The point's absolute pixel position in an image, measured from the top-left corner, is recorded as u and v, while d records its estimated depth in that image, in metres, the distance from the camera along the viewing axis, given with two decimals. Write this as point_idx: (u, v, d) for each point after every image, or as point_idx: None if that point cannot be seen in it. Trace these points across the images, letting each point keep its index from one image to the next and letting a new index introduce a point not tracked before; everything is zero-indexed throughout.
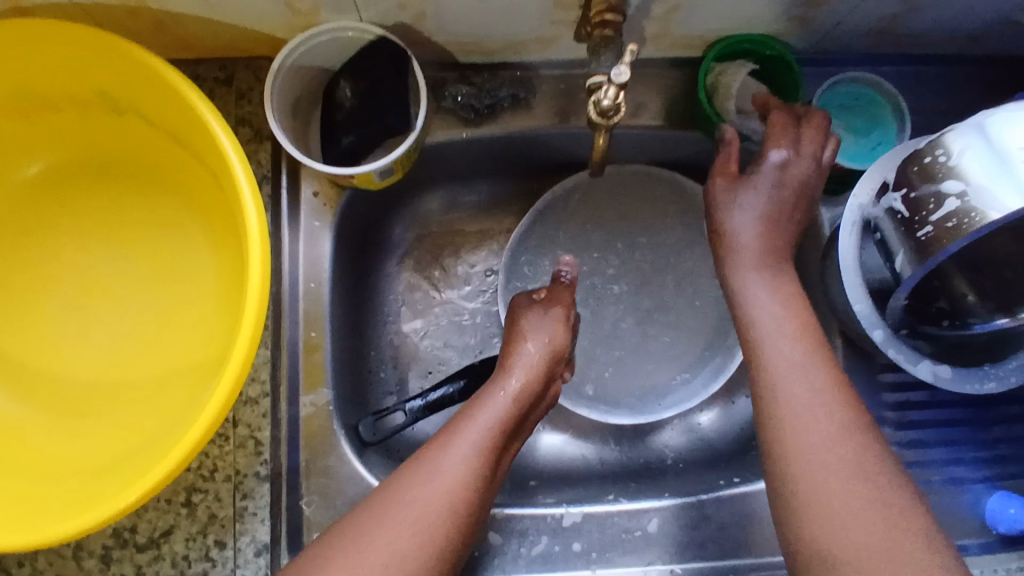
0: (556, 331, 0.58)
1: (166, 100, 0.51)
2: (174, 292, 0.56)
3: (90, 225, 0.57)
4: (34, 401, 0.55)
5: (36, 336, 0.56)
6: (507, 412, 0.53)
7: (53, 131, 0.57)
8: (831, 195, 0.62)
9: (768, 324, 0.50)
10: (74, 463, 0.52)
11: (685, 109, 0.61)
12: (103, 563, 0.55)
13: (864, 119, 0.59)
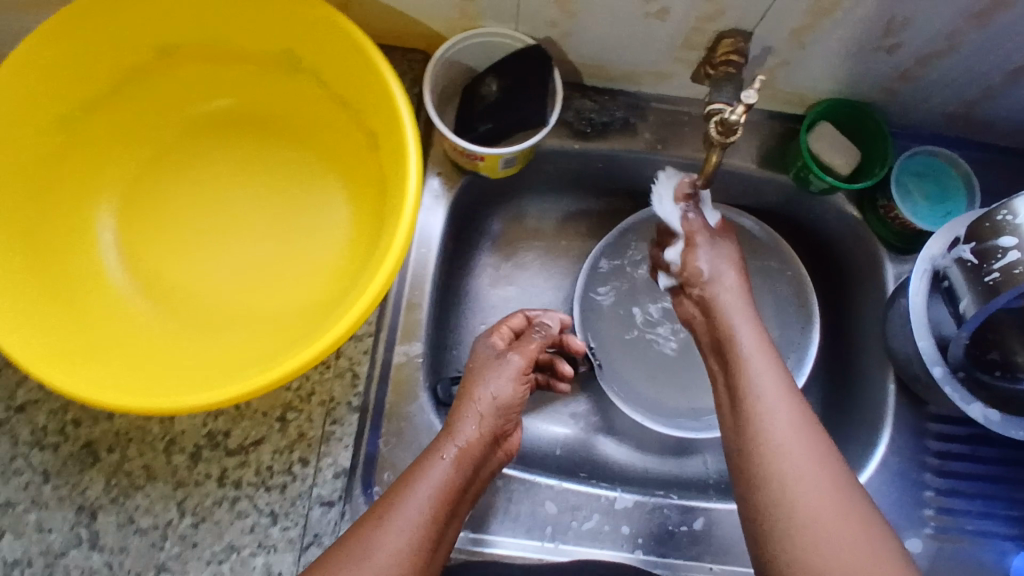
0: (507, 388, 0.57)
1: (349, 68, 0.59)
2: (303, 233, 0.63)
3: (244, 164, 0.65)
4: (164, 304, 0.60)
5: (173, 247, 0.62)
6: (451, 474, 0.51)
7: (230, 79, 0.65)
8: (900, 252, 0.67)
9: (751, 360, 0.54)
10: (187, 363, 0.57)
11: (778, 156, 0.69)
12: (191, 459, 0.59)
13: (936, 185, 0.66)
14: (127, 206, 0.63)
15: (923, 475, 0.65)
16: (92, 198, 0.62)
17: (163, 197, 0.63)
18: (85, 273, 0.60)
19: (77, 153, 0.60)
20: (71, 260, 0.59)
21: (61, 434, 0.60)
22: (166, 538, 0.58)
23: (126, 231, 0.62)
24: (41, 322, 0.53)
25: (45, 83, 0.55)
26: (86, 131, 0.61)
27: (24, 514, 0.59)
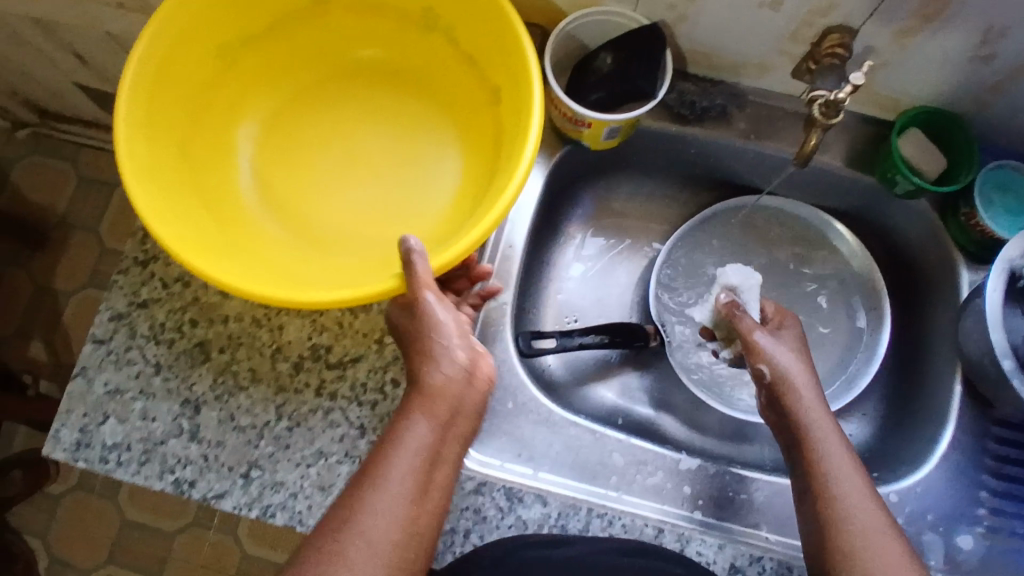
0: (452, 337, 0.56)
1: (484, 29, 0.62)
2: (419, 178, 0.68)
3: (374, 110, 0.70)
4: (286, 224, 0.66)
5: (303, 176, 0.68)
6: (426, 432, 0.52)
7: (371, 30, 0.69)
8: (976, 259, 0.70)
9: (827, 458, 0.56)
10: (304, 276, 0.62)
11: (865, 156, 0.73)
12: (294, 368, 0.64)
13: (1017, 199, 0.69)
14: (265, 130, 0.69)
15: (981, 474, 0.67)
16: (237, 117, 0.68)
17: (297, 126, 0.69)
18: (222, 181, 0.66)
19: (229, 76, 0.67)
20: (211, 167, 0.66)
21: (177, 332, 0.65)
22: (262, 437, 0.62)
23: (261, 151, 0.69)
24: (181, 213, 0.59)
25: (215, 7, 0.61)
26: (241, 58, 0.67)
27: (132, 401, 0.64)
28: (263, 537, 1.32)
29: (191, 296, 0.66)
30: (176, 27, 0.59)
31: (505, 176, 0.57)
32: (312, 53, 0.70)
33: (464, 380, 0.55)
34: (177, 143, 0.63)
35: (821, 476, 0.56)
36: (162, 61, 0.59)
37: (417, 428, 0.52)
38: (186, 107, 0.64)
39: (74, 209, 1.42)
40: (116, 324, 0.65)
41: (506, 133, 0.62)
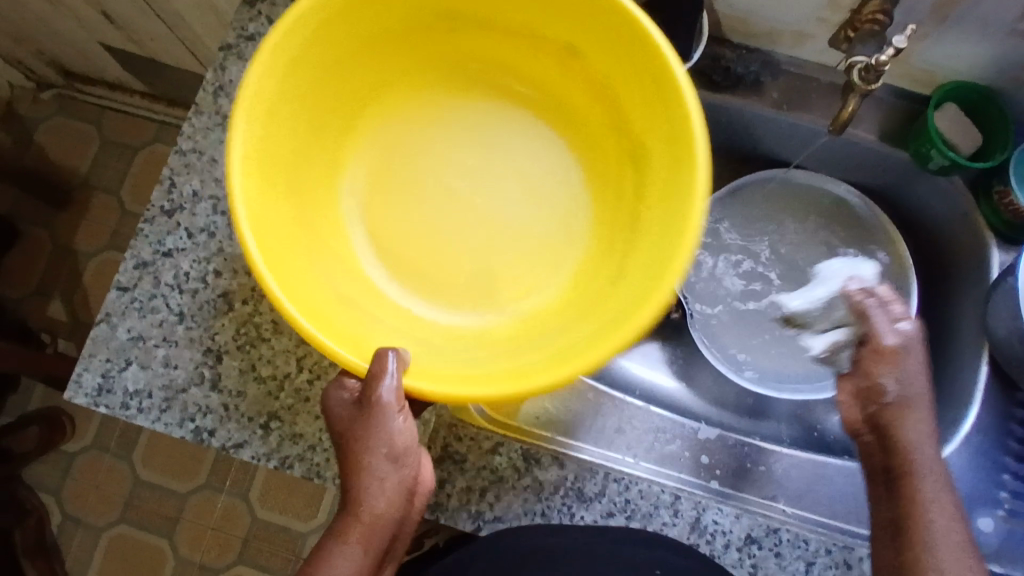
0: (391, 449, 0.49)
1: (628, 73, 0.55)
2: (547, 219, 0.63)
3: (485, 147, 0.64)
4: (388, 275, 0.63)
5: (406, 218, 0.63)
6: (361, 552, 0.49)
7: (518, 63, 0.64)
8: (1009, 240, 0.69)
9: (923, 510, 0.51)
10: (416, 343, 0.58)
11: (900, 133, 0.71)
12: None
13: None
14: (404, 162, 0.64)
15: (1002, 457, 0.66)
16: (349, 141, 0.63)
17: (398, 153, 0.64)
18: (323, 215, 0.61)
19: (347, 105, 0.61)
20: (314, 197, 0.61)
21: (201, 282, 0.65)
22: (282, 389, 0.62)
23: (369, 199, 0.64)
24: (299, 267, 0.54)
25: (360, 23, 0.55)
26: (358, 81, 0.60)
27: (155, 348, 0.64)
28: (273, 502, 1.33)
29: (216, 247, 0.66)
30: (290, 60, 0.51)
31: (652, 264, 0.51)
32: (442, 73, 0.65)
33: (395, 494, 0.50)
34: (294, 174, 0.57)
35: (917, 536, 0.50)
36: (268, 97, 0.51)
37: (337, 546, 0.49)
38: (308, 137, 0.58)
39: (96, 171, 1.42)
40: (141, 272, 0.66)
41: (647, 198, 0.56)
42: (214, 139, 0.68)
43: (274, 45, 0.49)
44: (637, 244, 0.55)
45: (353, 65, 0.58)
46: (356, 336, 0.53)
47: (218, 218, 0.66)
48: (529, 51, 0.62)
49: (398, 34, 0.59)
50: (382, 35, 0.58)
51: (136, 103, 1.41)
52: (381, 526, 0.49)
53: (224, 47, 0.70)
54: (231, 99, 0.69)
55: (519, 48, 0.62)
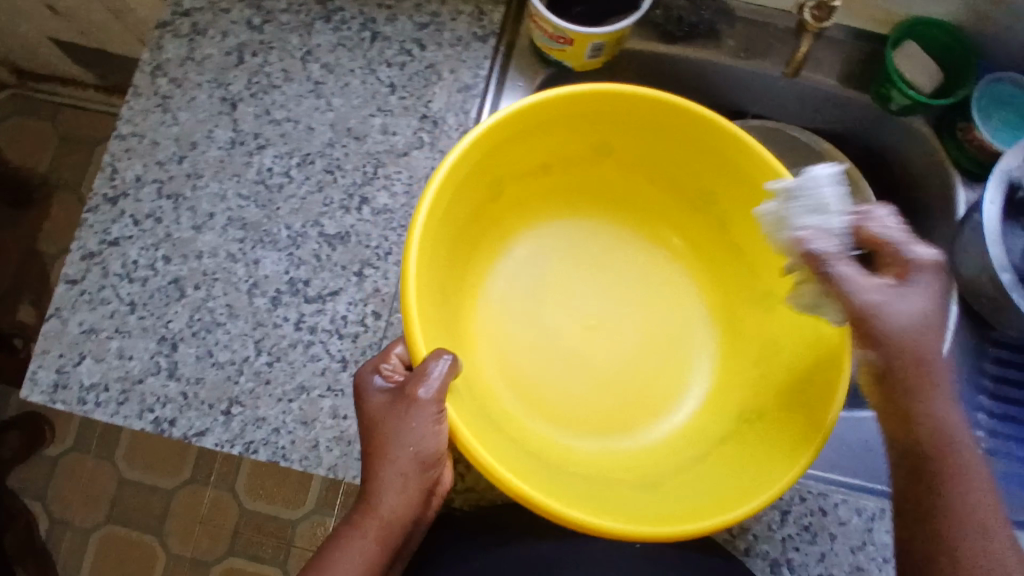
0: (408, 449, 0.52)
1: (726, 175, 0.66)
2: (665, 356, 0.73)
3: (583, 257, 0.75)
4: (528, 406, 0.69)
5: (544, 351, 0.71)
6: (375, 539, 0.53)
7: (631, 191, 0.75)
8: (973, 178, 0.68)
9: (950, 490, 0.45)
10: (617, 484, 0.62)
11: (862, 76, 0.70)
12: (271, 303, 0.62)
13: (1017, 114, 0.67)
14: (517, 285, 0.73)
15: (978, 396, 0.66)
16: (500, 270, 0.73)
17: (562, 284, 0.74)
18: (474, 343, 0.70)
19: (490, 217, 0.71)
20: (468, 330, 0.70)
21: (151, 269, 0.63)
22: (242, 373, 0.61)
23: (503, 299, 0.73)
24: (485, 435, 0.58)
25: (504, 143, 0.63)
26: (504, 200, 0.72)
27: (107, 341, 0.62)
28: (260, 492, 1.32)
29: (164, 233, 0.64)
30: (445, 194, 0.57)
31: (817, 364, 0.59)
32: (580, 213, 0.76)
33: (405, 492, 0.53)
34: (472, 315, 0.71)
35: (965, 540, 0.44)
36: (432, 238, 0.58)
37: (353, 538, 0.53)
38: (450, 271, 0.66)
39: (55, 170, 1.38)
40: (88, 263, 0.63)
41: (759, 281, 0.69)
42: (155, 120, 0.66)
43: (427, 211, 0.54)
44: (777, 359, 0.66)
45: (504, 209, 0.73)
46: (550, 489, 0.57)
47: (163, 201, 0.64)
48: (631, 178, 0.74)
49: (557, 166, 0.72)
50: (525, 171, 0.71)
51: (92, 97, 1.37)
52: (389, 522, 0.53)
53: (159, 25, 0.67)
54: (168, 78, 0.66)
55: (648, 179, 0.74)
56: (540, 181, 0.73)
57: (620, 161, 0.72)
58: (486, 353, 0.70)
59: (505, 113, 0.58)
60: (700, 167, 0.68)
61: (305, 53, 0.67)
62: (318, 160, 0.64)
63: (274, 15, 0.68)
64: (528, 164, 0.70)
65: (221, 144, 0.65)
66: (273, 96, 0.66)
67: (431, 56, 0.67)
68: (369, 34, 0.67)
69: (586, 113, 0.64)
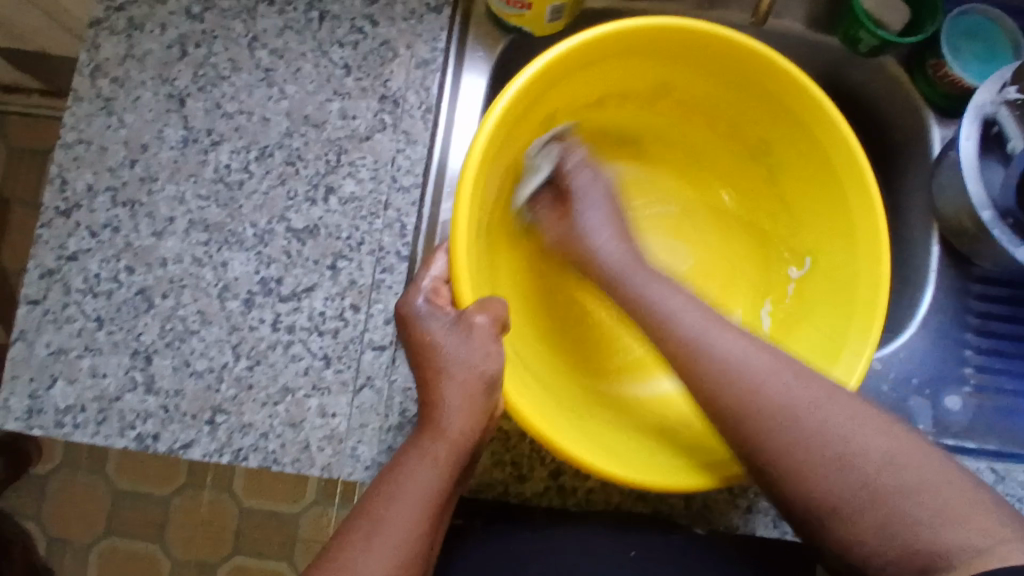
0: (474, 369, 0.54)
1: (781, 122, 0.65)
2: None
3: (621, 190, 0.77)
4: (555, 337, 0.70)
5: (563, 279, 0.73)
6: (442, 472, 0.51)
7: (679, 135, 0.76)
8: (944, 114, 0.67)
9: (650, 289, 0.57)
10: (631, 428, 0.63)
11: (829, 18, 0.68)
12: (245, 305, 0.60)
13: (984, 46, 0.66)
14: None
15: (964, 333, 0.66)
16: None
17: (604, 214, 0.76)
18: (535, 265, 0.72)
19: None
20: (530, 254, 0.72)
21: (115, 282, 0.60)
22: (222, 380, 0.59)
23: None
24: (528, 390, 0.58)
25: (552, 90, 0.62)
26: None
27: (78, 360, 0.60)
28: (259, 490, 1.31)
29: (124, 243, 0.61)
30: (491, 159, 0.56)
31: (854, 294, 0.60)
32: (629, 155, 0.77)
33: (475, 413, 0.53)
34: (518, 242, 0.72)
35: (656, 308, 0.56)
36: (477, 202, 0.56)
37: (421, 463, 0.51)
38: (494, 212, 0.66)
39: (9, 184, 1.33)
40: (48, 282, 0.60)
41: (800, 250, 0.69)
42: (100, 124, 0.62)
43: (475, 160, 0.53)
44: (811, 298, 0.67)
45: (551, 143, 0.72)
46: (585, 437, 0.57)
47: (119, 210, 0.61)
48: (687, 121, 0.74)
49: (609, 101, 0.70)
50: (579, 108, 0.70)
51: (38, 104, 1.29)
52: (459, 447, 0.52)
53: (92, 22, 0.64)
54: (110, 79, 0.63)
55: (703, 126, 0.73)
56: (590, 116, 0.71)
57: (677, 102, 0.71)
58: (534, 276, 0.72)
59: (555, 52, 0.55)
60: (760, 114, 0.66)
61: (252, 40, 0.64)
62: (277, 152, 0.62)
63: (214, 2, 0.64)
64: (584, 100, 0.68)
65: (173, 144, 0.62)
66: (223, 89, 0.63)
67: (385, 32, 0.64)
68: (316, 13, 0.64)
69: (646, 47, 0.61)
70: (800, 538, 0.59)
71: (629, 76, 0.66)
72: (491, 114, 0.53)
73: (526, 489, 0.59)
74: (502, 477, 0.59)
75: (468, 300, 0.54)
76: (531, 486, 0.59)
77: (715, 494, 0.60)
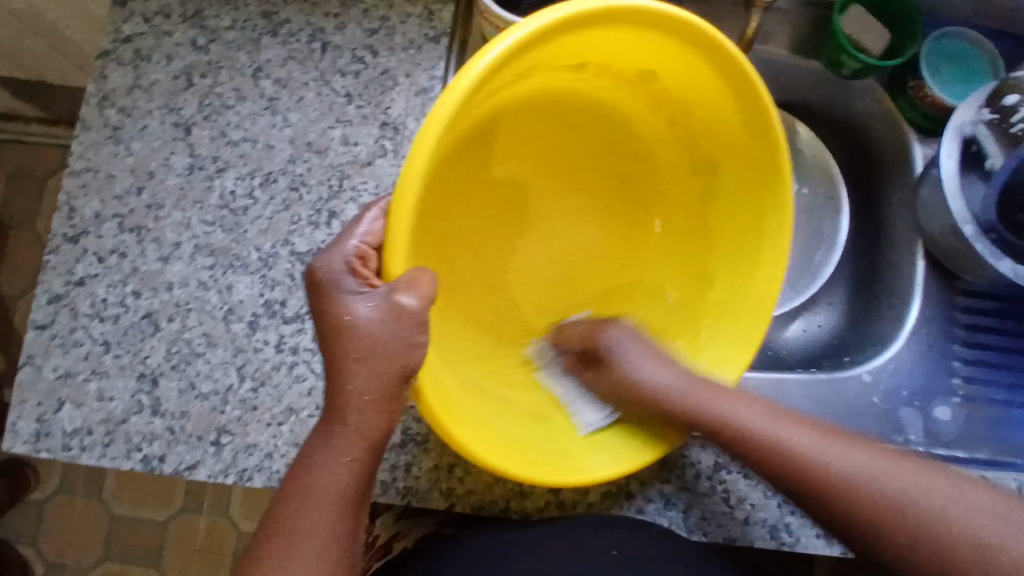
0: (390, 358, 0.49)
1: (752, 137, 0.62)
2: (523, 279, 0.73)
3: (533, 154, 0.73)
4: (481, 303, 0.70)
5: (472, 253, 0.70)
6: (349, 467, 0.50)
7: (652, 133, 0.74)
8: (926, 135, 0.70)
9: (751, 423, 0.55)
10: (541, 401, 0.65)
11: (814, 43, 0.71)
12: (249, 327, 0.61)
13: (965, 68, 0.68)
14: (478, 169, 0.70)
15: (952, 345, 0.68)
16: (518, 168, 0.72)
17: (560, 188, 0.74)
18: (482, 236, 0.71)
19: (493, 113, 0.67)
20: (471, 218, 0.70)
21: (122, 306, 0.62)
22: (227, 402, 0.60)
23: (475, 198, 0.70)
24: (438, 349, 0.59)
25: (517, 72, 0.58)
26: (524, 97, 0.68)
27: (86, 383, 0.61)
28: (257, 514, 1.30)
29: (130, 267, 0.62)
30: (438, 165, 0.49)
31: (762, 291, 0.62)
32: (587, 134, 0.74)
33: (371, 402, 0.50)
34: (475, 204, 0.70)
35: (740, 430, 0.55)
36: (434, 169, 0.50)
37: (333, 463, 0.50)
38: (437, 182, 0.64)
39: (7, 209, 1.34)
40: (57, 307, 0.62)
41: (704, 262, 0.70)
42: (108, 153, 0.64)
43: (427, 148, 0.47)
44: (704, 306, 0.67)
45: (512, 109, 0.69)
46: (484, 402, 0.59)
47: (126, 236, 0.63)
48: (648, 109, 0.72)
49: (598, 72, 0.66)
50: (546, 77, 0.66)
51: (38, 132, 1.30)
52: (375, 439, 0.51)
53: (100, 54, 0.65)
54: (118, 109, 0.65)
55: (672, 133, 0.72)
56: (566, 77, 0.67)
57: (655, 92, 0.68)
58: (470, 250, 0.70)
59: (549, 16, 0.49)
60: (734, 131, 0.63)
61: (255, 70, 0.66)
62: (281, 177, 0.63)
63: (219, 34, 0.66)
64: (565, 65, 0.64)
65: (179, 171, 0.64)
66: (228, 117, 0.65)
67: (385, 61, 0.66)
68: (318, 44, 0.66)
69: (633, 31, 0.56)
70: (796, 548, 0.60)
71: (607, 58, 0.63)
72: (446, 98, 0.47)
73: (528, 504, 0.61)
74: (504, 493, 0.60)
75: (397, 269, 0.49)
76: (532, 501, 0.61)
77: (713, 508, 0.61)
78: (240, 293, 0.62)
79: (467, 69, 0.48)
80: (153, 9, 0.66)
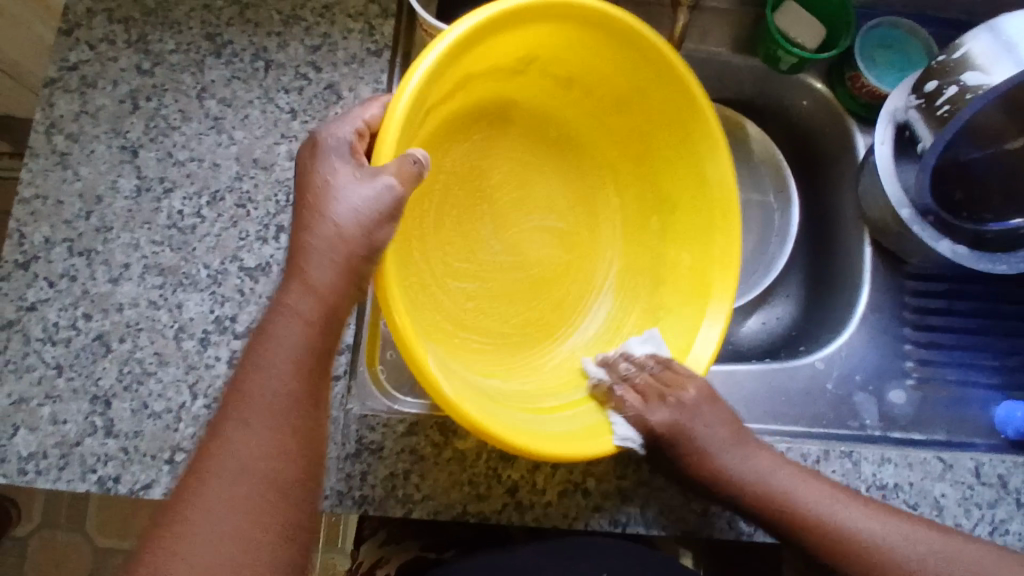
0: (372, 216, 0.50)
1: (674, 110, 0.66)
2: (497, 287, 0.72)
3: (480, 157, 0.74)
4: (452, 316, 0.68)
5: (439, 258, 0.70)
6: (301, 331, 0.49)
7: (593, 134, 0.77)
8: (864, 124, 0.71)
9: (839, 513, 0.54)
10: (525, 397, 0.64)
11: (750, 40, 0.72)
12: (201, 344, 0.61)
13: (899, 55, 0.70)
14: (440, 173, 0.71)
15: (902, 329, 0.69)
16: (466, 165, 0.73)
17: (506, 188, 0.75)
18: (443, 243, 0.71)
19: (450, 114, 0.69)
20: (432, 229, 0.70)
21: (73, 329, 0.62)
22: (180, 419, 0.60)
23: (427, 197, 0.70)
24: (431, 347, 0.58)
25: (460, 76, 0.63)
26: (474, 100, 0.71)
27: (38, 408, 0.60)
28: None
29: (81, 290, 0.62)
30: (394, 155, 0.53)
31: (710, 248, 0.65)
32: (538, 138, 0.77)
33: (339, 266, 0.50)
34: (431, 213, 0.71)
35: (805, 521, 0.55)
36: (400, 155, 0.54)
37: (285, 323, 0.49)
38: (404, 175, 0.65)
39: None
40: (8, 333, 0.61)
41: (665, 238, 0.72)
42: (57, 179, 0.65)
43: (393, 136, 0.51)
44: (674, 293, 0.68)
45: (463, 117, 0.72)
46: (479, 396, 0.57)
47: (76, 259, 0.63)
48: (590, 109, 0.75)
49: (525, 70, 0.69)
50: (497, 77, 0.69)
51: None
52: (327, 302, 0.49)
53: (47, 83, 0.66)
54: (65, 135, 0.65)
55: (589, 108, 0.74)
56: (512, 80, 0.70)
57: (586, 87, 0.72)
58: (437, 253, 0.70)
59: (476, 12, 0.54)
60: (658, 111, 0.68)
61: (200, 90, 0.66)
62: (228, 195, 0.64)
63: (163, 57, 0.67)
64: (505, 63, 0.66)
65: (127, 194, 0.64)
66: (174, 138, 0.65)
67: (328, 76, 0.67)
68: (262, 63, 0.67)
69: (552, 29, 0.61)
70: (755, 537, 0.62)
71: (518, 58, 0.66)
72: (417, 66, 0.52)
73: (485, 507, 0.60)
74: (461, 498, 0.60)
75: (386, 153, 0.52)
76: (489, 504, 0.60)
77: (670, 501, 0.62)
78: (191, 311, 0.62)
79: (402, 87, 0.51)
80: (98, 36, 0.67)
